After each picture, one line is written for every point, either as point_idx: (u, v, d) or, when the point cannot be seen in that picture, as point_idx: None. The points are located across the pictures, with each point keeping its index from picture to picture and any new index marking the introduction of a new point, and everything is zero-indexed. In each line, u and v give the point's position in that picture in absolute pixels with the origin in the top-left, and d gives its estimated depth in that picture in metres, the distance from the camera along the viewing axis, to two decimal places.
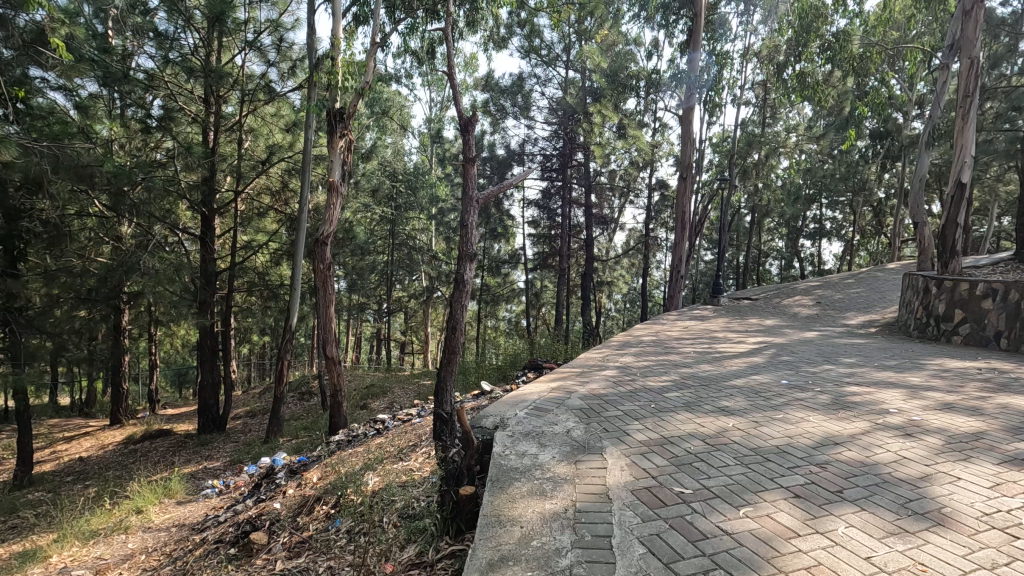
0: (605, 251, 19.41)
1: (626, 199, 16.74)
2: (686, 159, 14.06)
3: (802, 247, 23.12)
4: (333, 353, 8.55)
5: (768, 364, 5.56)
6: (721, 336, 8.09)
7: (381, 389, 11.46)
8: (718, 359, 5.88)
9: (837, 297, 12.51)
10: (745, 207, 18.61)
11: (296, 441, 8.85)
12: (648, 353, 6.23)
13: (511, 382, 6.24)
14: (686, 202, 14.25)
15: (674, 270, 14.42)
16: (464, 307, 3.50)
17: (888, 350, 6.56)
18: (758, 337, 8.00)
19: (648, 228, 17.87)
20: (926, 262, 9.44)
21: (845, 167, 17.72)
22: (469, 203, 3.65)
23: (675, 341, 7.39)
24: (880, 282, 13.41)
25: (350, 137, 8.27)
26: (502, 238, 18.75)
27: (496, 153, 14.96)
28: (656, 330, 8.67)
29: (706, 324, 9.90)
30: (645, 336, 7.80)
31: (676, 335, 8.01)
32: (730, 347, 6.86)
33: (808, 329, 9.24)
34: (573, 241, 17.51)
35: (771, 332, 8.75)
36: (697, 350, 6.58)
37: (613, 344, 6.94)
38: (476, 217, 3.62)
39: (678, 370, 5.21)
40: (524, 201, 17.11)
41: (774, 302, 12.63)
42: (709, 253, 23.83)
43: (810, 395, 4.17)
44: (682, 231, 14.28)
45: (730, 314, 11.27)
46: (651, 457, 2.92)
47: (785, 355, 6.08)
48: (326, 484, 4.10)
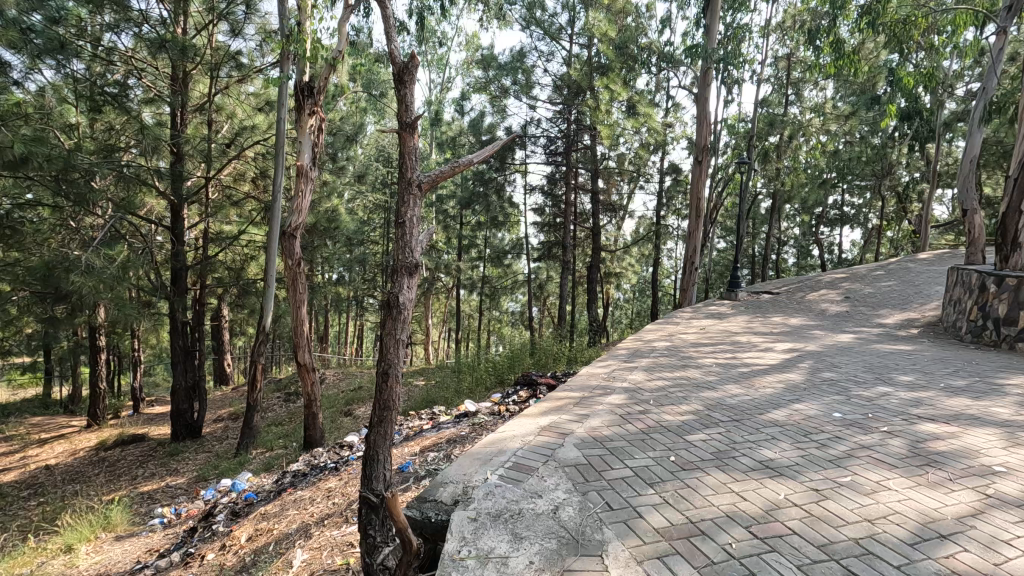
0: (613, 240, 18.36)
1: (636, 185, 15.64)
2: (702, 140, 12.93)
3: (823, 234, 21.93)
4: (307, 359, 7.60)
5: (809, 384, 4.60)
6: (745, 341, 7.10)
7: (369, 394, 10.58)
8: (747, 377, 4.90)
9: (866, 291, 11.44)
10: (763, 192, 17.47)
11: (269, 454, 8.01)
12: (661, 367, 5.28)
13: (500, 402, 5.33)
14: (701, 188, 13.15)
15: (688, 261, 13.39)
16: (399, 342, 2.74)
17: (948, 362, 5.54)
18: (788, 342, 7.00)
19: (659, 216, 16.78)
20: (976, 253, 8.35)
21: (871, 149, 16.49)
22: (409, 190, 2.89)
23: (692, 348, 6.42)
24: (914, 275, 12.31)
25: (321, 115, 7.24)
26: (505, 226, 17.75)
27: (497, 135, 13.92)
28: (669, 333, 7.70)
29: (725, 323, 8.92)
30: (658, 341, 6.87)
31: (693, 340, 7.04)
32: (758, 357, 5.88)
33: (841, 331, 8.23)
34: (578, 229, 16.48)
35: (799, 334, 7.76)
36: (720, 361, 5.60)
37: (621, 353, 5.99)
38: (416, 210, 2.90)
39: (699, 394, 4.26)
40: (528, 187, 16.08)
41: (796, 297, 11.60)
42: (723, 241, 22.72)
43: (874, 437, 3.23)
44: (697, 219, 13.22)
45: (750, 311, 10.28)
46: (674, 567, 1.96)
47: (825, 371, 5.11)
48: (247, 555, 3.21)
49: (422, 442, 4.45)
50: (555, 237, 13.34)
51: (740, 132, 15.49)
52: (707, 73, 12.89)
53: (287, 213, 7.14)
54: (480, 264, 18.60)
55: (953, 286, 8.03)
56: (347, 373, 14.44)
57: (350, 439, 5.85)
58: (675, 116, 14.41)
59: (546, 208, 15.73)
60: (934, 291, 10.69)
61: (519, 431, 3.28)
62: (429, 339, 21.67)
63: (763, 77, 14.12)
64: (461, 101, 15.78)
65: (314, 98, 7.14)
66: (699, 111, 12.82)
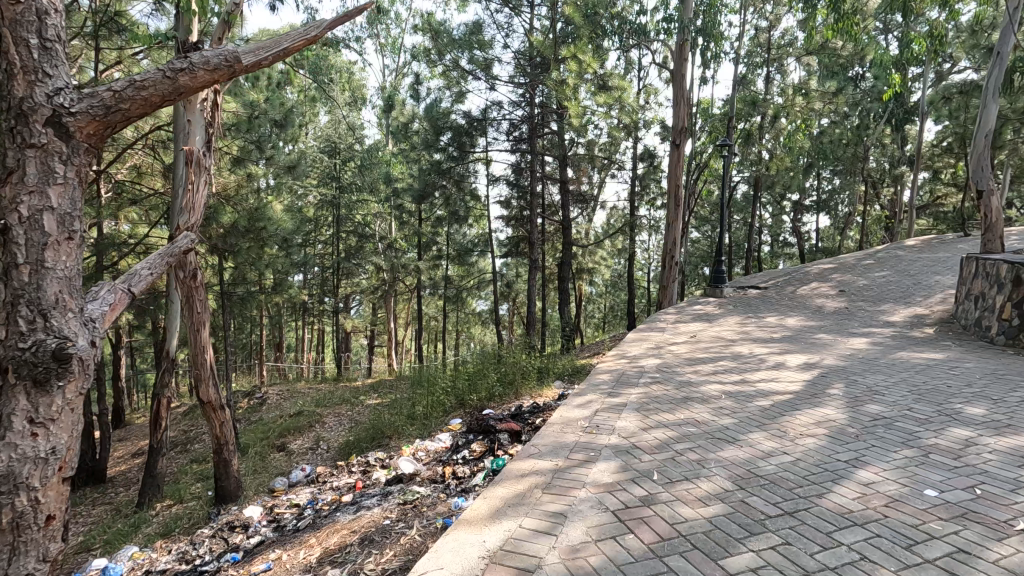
0: (585, 232, 17.16)
1: (608, 173, 14.53)
2: (680, 122, 11.85)
3: (799, 222, 21.20)
4: (213, 394, 6.03)
5: (858, 427, 3.41)
6: (748, 353, 5.92)
7: (309, 420, 9.08)
8: (772, 417, 3.68)
9: (861, 284, 10.47)
10: (741, 179, 16.55)
11: (176, 509, 6.53)
12: (658, 404, 4.01)
13: (446, 459, 4.02)
14: (679, 174, 12.06)
15: (667, 255, 12.31)
16: None
17: (1006, 378, 4.46)
18: (799, 353, 5.85)
19: (633, 207, 15.66)
20: (994, 240, 7.45)
21: (853, 131, 15.64)
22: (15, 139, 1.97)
23: (690, 368, 5.19)
24: (907, 264, 11.45)
25: (216, 86, 5.61)
26: (468, 221, 16.36)
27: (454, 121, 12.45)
28: (656, 345, 6.48)
29: (717, 327, 7.79)
30: (645, 359, 5.62)
31: (687, 356, 5.82)
32: (773, 380, 4.68)
33: (849, 334, 7.16)
34: (547, 223, 15.24)
35: (806, 341, 6.66)
36: (730, 390, 4.37)
37: (603, 381, 4.71)
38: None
39: (718, 457, 3.00)
40: (492, 178, 14.75)
41: (787, 292, 10.58)
42: (698, 231, 21.81)
43: (1021, 552, 2.01)
44: (676, 208, 12.13)
45: (740, 310, 9.21)
46: None
47: (867, 402, 3.93)
48: None
49: (326, 539, 3.09)
50: (523, 234, 12.05)
51: (716, 115, 14.51)
52: (684, 47, 11.73)
53: (177, 211, 5.56)
54: (443, 264, 17.13)
55: (974, 278, 7.04)
56: (294, 391, 12.89)
57: (251, 509, 4.46)
58: (648, 97, 13.29)
59: (512, 200, 14.44)
60: (935, 282, 9.77)
61: (448, 566, 1.94)
62: (392, 345, 20.20)
63: (741, 53, 13.08)
64: (415, 85, 14.31)
65: None
66: (676, 90, 11.67)
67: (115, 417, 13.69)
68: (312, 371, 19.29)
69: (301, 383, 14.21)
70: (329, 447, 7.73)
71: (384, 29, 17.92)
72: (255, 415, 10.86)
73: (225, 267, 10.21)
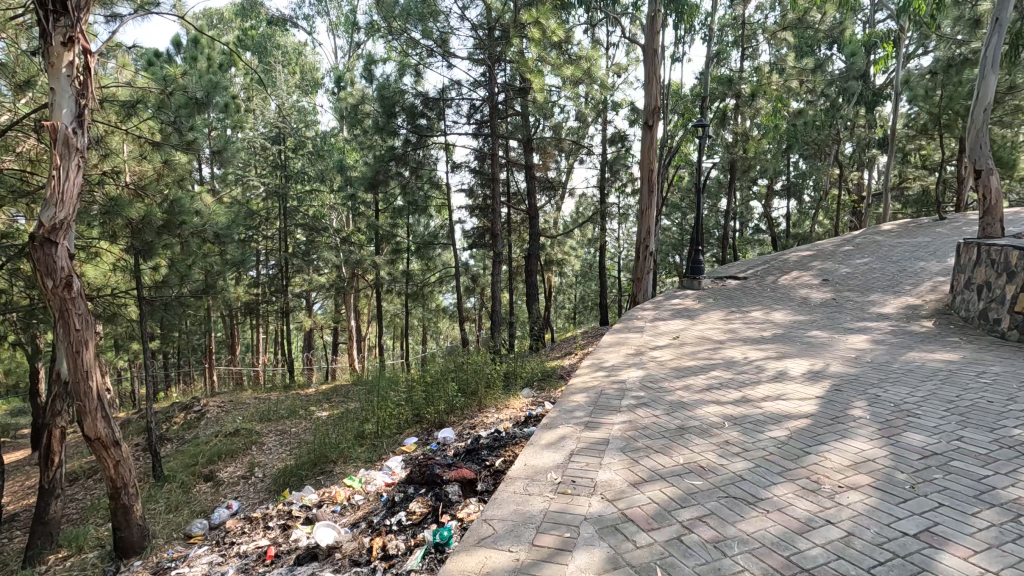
0: (553, 222, 16.33)
1: (576, 158, 13.72)
2: (652, 101, 11.05)
3: (770, 208, 20.86)
4: (105, 429, 4.92)
5: (908, 471, 2.63)
6: (741, 359, 5.14)
7: (246, 440, 8.01)
8: (795, 455, 2.87)
9: (844, 272, 9.91)
10: (713, 164, 15.98)
11: (68, 564, 5.40)
12: (648, 441, 3.16)
13: (379, 523, 3.10)
14: (653, 157, 11.30)
15: (641, 246, 11.61)
16: None
17: None
18: (799, 357, 5.10)
19: (603, 194, 14.90)
20: (994, 223, 6.85)
21: (825, 112, 15.18)
22: None
23: (680, 383, 4.36)
24: (889, 250, 10.98)
25: (88, 46, 4.45)
26: (428, 211, 15.31)
27: (409, 102, 11.25)
28: (636, 350, 5.66)
29: (701, 325, 7.05)
30: (626, 371, 4.77)
31: (673, 364, 5.00)
32: (779, 397, 3.88)
33: (845, 330, 6.48)
34: (513, 212, 14.34)
35: (802, 341, 5.94)
36: (731, 415, 3.56)
37: (577, 405, 3.83)
38: None
39: (741, 534, 2.15)
40: (453, 165, 13.77)
41: (767, 282, 9.94)
42: (669, 220, 21.27)
43: None
44: (649, 194, 11.41)
45: (722, 304, 8.51)
46: None
47: (905, 429, 3.15)
48: None
49: None
50: (488, 225, 11.11)
51: (686, 96, 13.89)
52: (655, 19, 10.83)
53: (40, 206, 4.37)
54: (403, 258, 16.05)
55: (977, 265, 6.45)
56: (239, 402, 11.74)
57: None
58: (618, 76, 12.49)
59: (475, 190, 13.47)
60: (922, 269, 9.25)
61: None
62: (352, 344, 19.06)
63: (714, 27, 12.35)
64: (365, 64, 13.14)
65: (71, 18, 4.33)
66: (647, 68, 10.91)
67: (36, 436, 12.26)
68: (268, 375, 18.06)
69: (248, 393, 13.00)
70: (265, 475, 6.72)
71: (334, 6, 16.65)
72: (189, 434, 9.69)
73: (146, 268, 8.97)
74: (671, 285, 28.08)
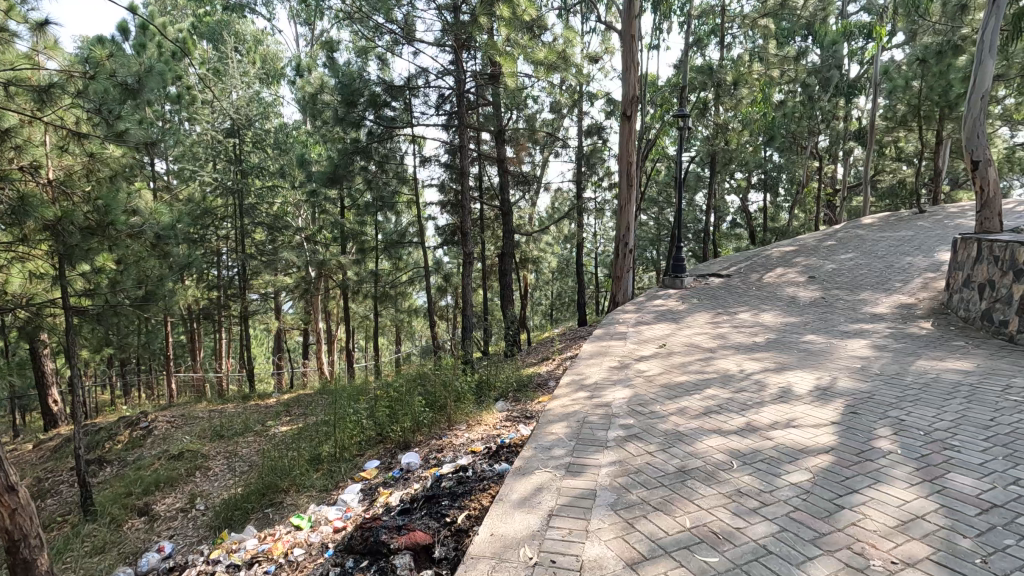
0: (528, 218, 15.72)
1: (551, 152, 13.14)
2: (630, 91, 10.52)
3: (748, 202, 20.61)
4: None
5: (972, 535, 2.10)
6: (738, 373, 4.60)
7: (190, 465, 7.20)
8: (826, 513, 2.32)
9: (830, 268, 9.54)
10: (691, 157, 15.58)
11: None
12: (645, 492, 2.57)
13: None
14: (632, 149, 10.78)
15: (620, 243, 11.10)
16: None
17: None
18: (800, 369, 4.59)
19: (579, 189, 14.35)
20: (993, 218, 6.48)
21: (803, 104, 14.91)
22: None
23: (673, 406, 3.79)
24: (872, 245, 10.67)
25: None
26: (396, 209, 14.55)
27: (374, 91, 10.37)
28: (620, 362, 5.09)
29: (688, 330, 6.53)
30: (611, 391, 4.18)
31: (662, 381, 4.43)
32: (789, 425, 3.34)
33: (841, 334, 6.03)
34: (486, 208, 13.68)
35: (799, 348, 5.45)
36: (738, 451, 3.00)
37: (557, 441, 3.23)
38: None
39: None
40: (423, 159, 13.04)
41: (752, 280, 9.51)
42: (646, 215, 20.83)
43: None
44: (629, 188, 10.91)
45: (708, 304, 8.02)
46: None
47: (950, 470, 2.63)
48: None
49: None
50: (459, 224, 10.37)
51: (664, 87, 13.47)
52: (633, 3, 10.27)
53: None
54: (370, 257, 15.24)
55: (977, 263, 6.07)
56: (192, 416, 10.86)
57: None
58: (593, 65, 11.92)
59: (446, 185, 12.76)
60: (909, 265, 8.93)
61: None
62: (320, 348, 18.16)
63: (693, 15, 11.90)
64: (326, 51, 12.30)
65: None
66: (625, 54, 10.40)
67: None
68: (229, 382, 17.07)
69: (203, 405, 12.07)
70: (209, 506, 5.98)
71: None
72: (131, 455, 8.81)
73: (77, 274, 8.08)
74: (648, 280, 27.83)
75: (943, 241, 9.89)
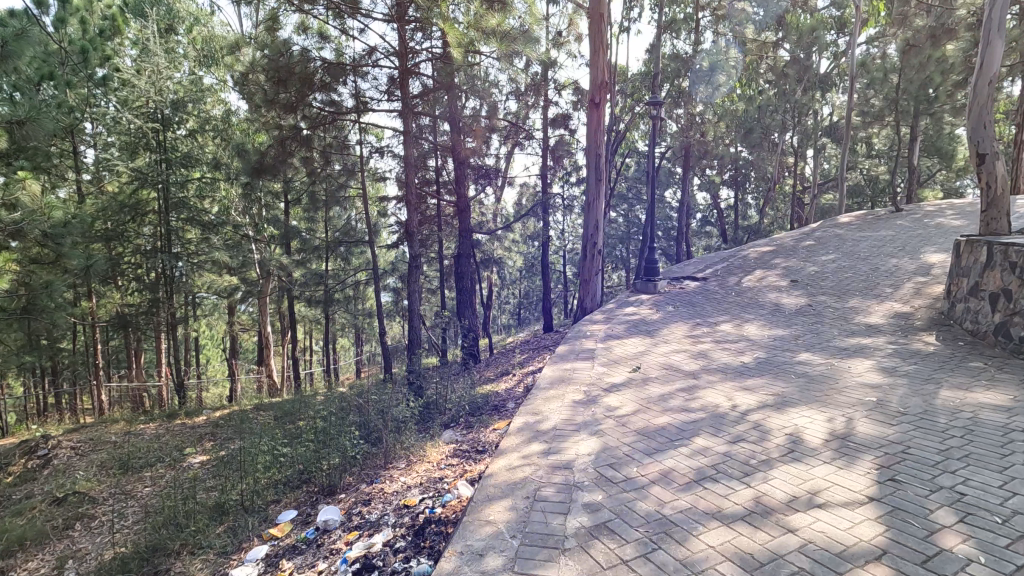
0: (491, 215, 14.74)
1: (514, 144, 12.20)
2: (598, 76, 9.60)
3: (719, 199, 20.11)
4: None
5: None
6: (730, 411, 3.71)
7: (72, 513, 5.92)
8: None
9: (812, 271, 8.87)
10: (663, 150, 14.88)
11: None
12: None
13: None
14: (601, 139, 9.88)
15: (588, 242, 10.21)
16: None
17: None
18: (805, 405, 3.73)
19: (545, 183, 13.44)
20: (1000, 218, 5.80)
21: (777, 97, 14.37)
22: None
23: (653, 469, 2.86)
24: (853, 245, 10.08)
25: None
26: (347, 202, 13.36)
27: (311, 70, 9.04)
28: (587, 394, 4.15)
29: (664, 345, 5.67)
30: (573, 443, 3.22)
31: (639, 425, 3.51)
32: (813, 504, 2.43)
33: (838, 352, 5.24)
34: (444, 204, 12.62)
35: (794, 372, 4.61)
36: (750, 558, 2.07)
37: (492, 541, 2.25)
38: None
39: None
40: (375, 150, 11.91)
41: (730, 284, 8.75)
42: (616, 212, 20.11)
43: None
44: (597, 181, 10.02)
45: (684, 313, 7.20)
46: None
47: None
48: None
49: None
50: (404, 223, 9.14)
51: (635, 76, 12.75)
52: None
53: None
54: (320, 256, 13.99)
55: (987, 270, 5.35)
56: (103, 438, 9.52)
57: None
58: (558, 51, 11.00)
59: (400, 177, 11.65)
60: (896, 268, 8.30)
61: None
62: (268, 354, 16.80)
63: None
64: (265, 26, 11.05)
65: None
66: (595, 35, 9.52)
67: None
68: (164, 393, 15.59)
69: (121, 424, 10.66)
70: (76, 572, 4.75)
71: None
72: (16, 492, 7.46)
73: None
74: (617, 281, 27.20)
75: (927, 242, 9.31)
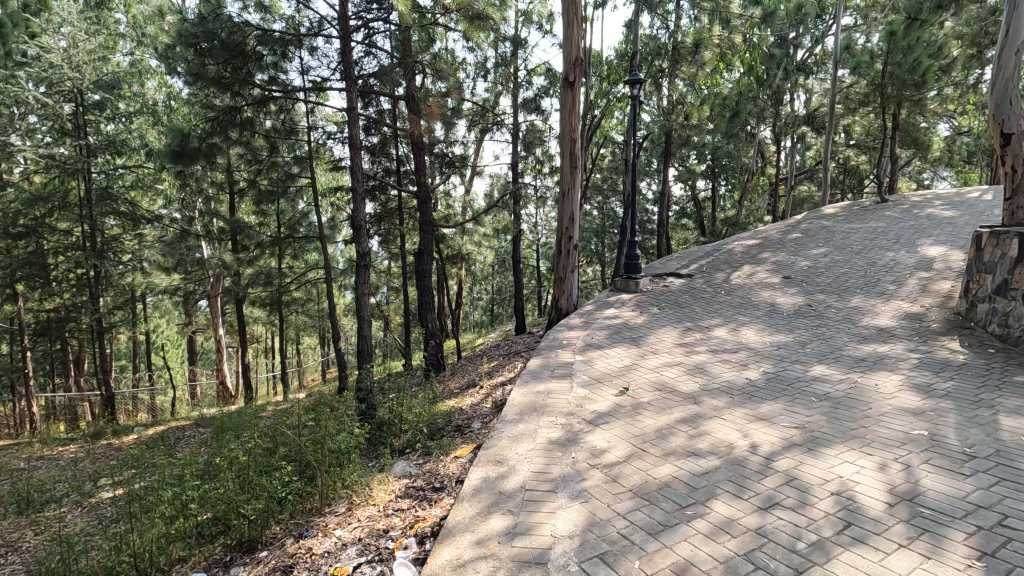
0: (459, 208, 13.75)
1: (482, 130, 11.25)
2: (573, 53, 8.69)
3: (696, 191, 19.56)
4: None
5: None
6: (751, 455, 2.86)
7: None
8: None
9: (804, 266, 8.19)
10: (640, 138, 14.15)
11: None
12: None
13: None
14: (576, 123, 9.01)
15: (562, 235, 9.34)
16: None
17: None
18: (844, 446, 2.90)
19: (516, 173, 12.52)
20: None
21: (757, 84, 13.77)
22: None
23: (663, 565, 1.98)
24: (843, 237, 9.46)
25: None
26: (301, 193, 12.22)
27: (248, 40, 7.89)
28: (565, 431, 3.25)
29: (654, 357, 4.82)
30: (548, 517, 2.32)
31: (636, 481, 2.62)
32: None
33: (856, 363, 4.49)
34: (407, 194, 11.58)
35: (814, 393, 3.80)
36: None
37: None
38: None
39: None
40: (329, 135, 10.81)
41: (718, 281, 8.00)
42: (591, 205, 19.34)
43: None
44: (572, 169, 9.15)
45: (672, 316, 6.39)
46: None
47: None
48: None
49: None
50: (356, 217, 8.12)
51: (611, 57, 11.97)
52: None
53: None
54: (271, 253, 12.81)
55: (1019, 266, 4.65)
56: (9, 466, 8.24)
57: None
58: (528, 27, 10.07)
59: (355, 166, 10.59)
60: (894, 262, 7.68)
61: None
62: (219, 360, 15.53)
63: None
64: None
65: None
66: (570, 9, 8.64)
67: None
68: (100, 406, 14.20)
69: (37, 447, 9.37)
70: None
71: None
72: None
73: None
74: (592, 276, 26.49)
75: (923, 234, 8.72)
